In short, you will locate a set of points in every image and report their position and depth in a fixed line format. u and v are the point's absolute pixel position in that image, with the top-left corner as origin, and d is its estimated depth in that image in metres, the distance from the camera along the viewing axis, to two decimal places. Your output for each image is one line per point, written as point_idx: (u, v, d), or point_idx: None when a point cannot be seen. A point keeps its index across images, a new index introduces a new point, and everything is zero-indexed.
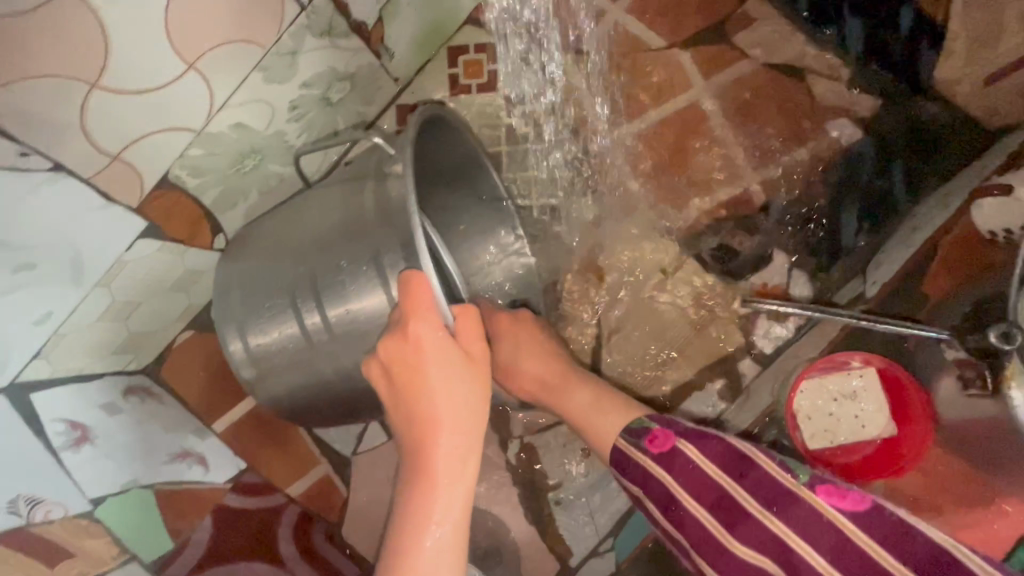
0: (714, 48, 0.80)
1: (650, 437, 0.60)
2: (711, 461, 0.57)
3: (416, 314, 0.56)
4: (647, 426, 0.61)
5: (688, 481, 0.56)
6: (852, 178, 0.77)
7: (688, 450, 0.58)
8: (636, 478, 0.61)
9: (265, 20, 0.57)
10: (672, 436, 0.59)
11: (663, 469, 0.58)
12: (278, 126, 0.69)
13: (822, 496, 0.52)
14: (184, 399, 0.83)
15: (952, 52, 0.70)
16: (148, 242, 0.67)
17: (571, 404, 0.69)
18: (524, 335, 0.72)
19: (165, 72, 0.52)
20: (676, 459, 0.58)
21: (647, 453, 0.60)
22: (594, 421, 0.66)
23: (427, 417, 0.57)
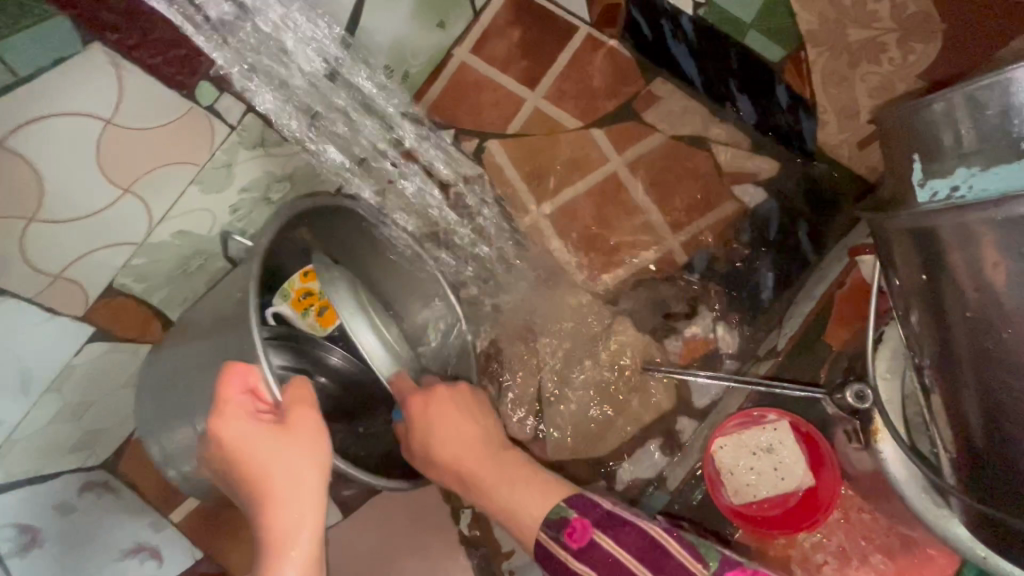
0: (625, 123, 0.85)
1: (569, 531, 0.65)
2: (632, 553, 0.63)
3: (287, 431, 0.57)
4: (567, 517, 0.65)
5: (614, 570, 0.63)
6: (760, 237, 0.84)
7: (612, 545, 0.63)
8: (557, 569, 0.65)
9: (196, 144, 0.62)
10: (588, 529, 0.64)
11: (585, 564, 0.63)
12: (221, 229, 0.74)
13: None
14: (141, 492, 0.84)
15: (827, 122, 0.73)
16: (98, 344, 0.71)
17: (498, 490, 0.68)
18: (452, 412, 0.70)
19: (102, 199, 0.58)
20: (596, 553, 0.63)
21: (567, 547, 0.64)
22: (516, 508, 0.67)
23: (279, 530, 0.55)
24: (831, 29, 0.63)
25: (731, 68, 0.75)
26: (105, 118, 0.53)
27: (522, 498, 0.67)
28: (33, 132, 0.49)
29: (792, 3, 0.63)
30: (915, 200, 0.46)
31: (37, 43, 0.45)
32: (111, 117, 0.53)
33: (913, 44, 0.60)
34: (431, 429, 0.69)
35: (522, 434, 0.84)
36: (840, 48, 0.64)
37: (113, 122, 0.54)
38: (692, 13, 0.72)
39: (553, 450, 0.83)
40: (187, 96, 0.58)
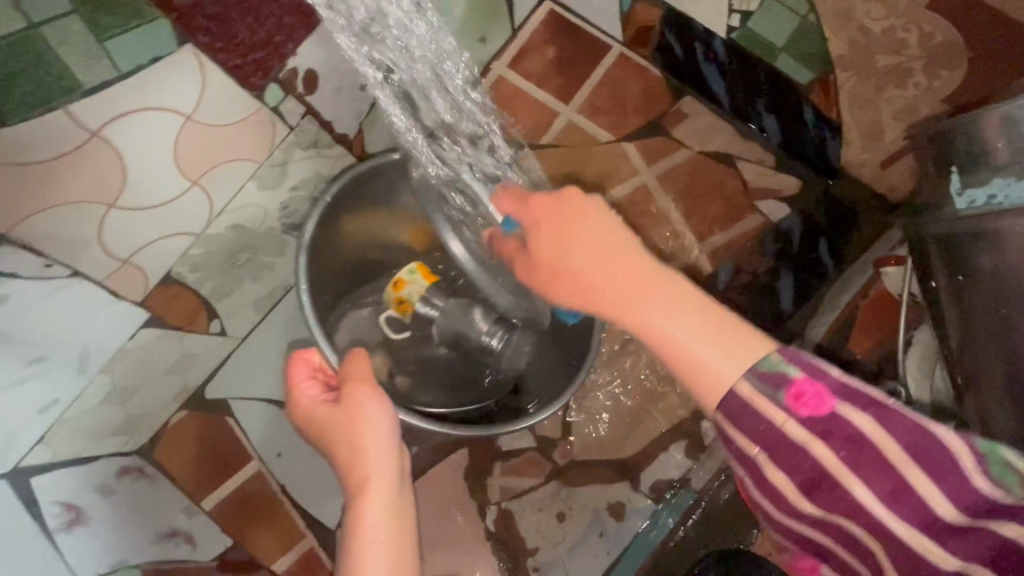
0: (654, 139, 0.90)
1: (794, 394, 0.38)
2: (900, 440, 0.37)
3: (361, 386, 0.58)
4: (786, 374, 0.38)
5: (866, 468, 0.37)
6: (784, 249, 0.87)
7: (862, 423, 0.37)
8: (757, 438, 0.39)
9: (260, 143, 0.66)
10: (827, 393, 0.38)
11: (819, 444, 0.38)
12: (270, 225, 0.77)
13: None
14: (175, 480, 0.86)
15: (850, 144, 0.77)
16: (150, 330, 0.74)
17: (655, 311, 0.43)
18: (571, 211, 0.50)
19: (173, 190, 0.62)
20: (838, 432, 0.37)
21: (791, 412, 0.38)
22: (691, 347, 0.41)
23: (362, 477, 0.54)
24: (861, 55, 0.67)
25: (760, 89, 0.79)
26: (185, 114, 0.56)
27: (704, 334, 0.41)
28: (125, 124, 0.52)
29: (823, 31, 0.67)
30: (955, 207, 0.50)
31: (141, 42, 0.48)
32: (191, 113, 0.57)
33: (939, 70, 0.63)
34: (551, 254, 0.49)
35: (550, 434, 0.86)
36: (867, 73, 0.68)
37: (192, 118, 0.57)
38: (726, 36, 0.75)
39: (580, 449, 0.86)
40: (257, 96, 0.61)
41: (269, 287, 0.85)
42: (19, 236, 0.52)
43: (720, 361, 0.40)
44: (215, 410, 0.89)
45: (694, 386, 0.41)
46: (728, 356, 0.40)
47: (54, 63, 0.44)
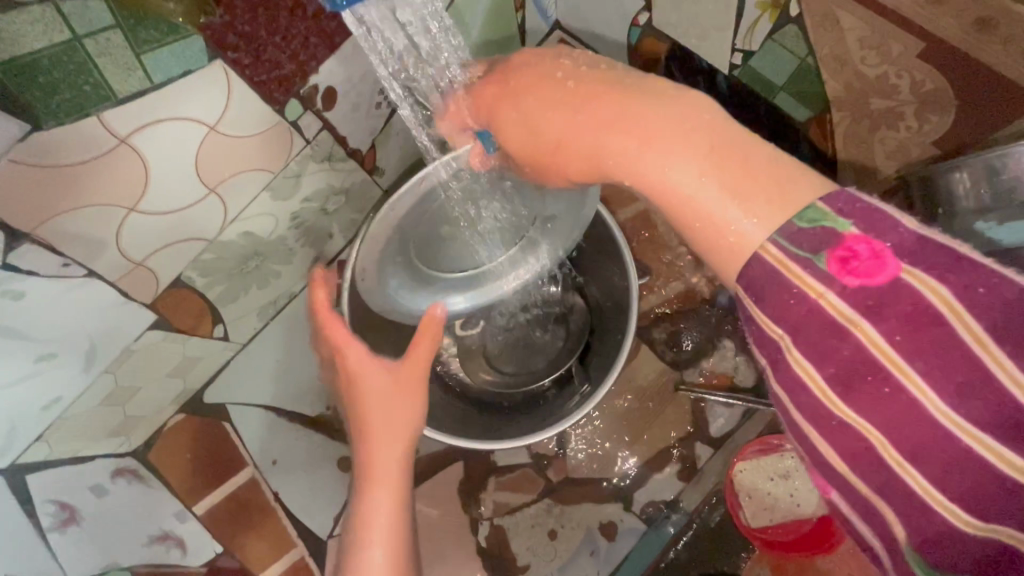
0: None
1: (844, 256, 0.35)
2: (982, 314, 0.33)
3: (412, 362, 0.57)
4: (837, 232, 0.35)
5: (925, 354, 0.33)
6: None
7: (929, 297, 0.33)
8: (798, 319, 0.36)
9: (275, 155, 0.68)
10: (890, 256, 0.34)
11: (868, 322, 0.34)
12: (280, 233, 0.79)
13: None
14: (169, 484, 0.88)
15: (845, 181, 0.77)
16: (156, 333, 0.75)
17: (655, 167, 0.41)
18: (536, 78, 0.46)
19: (191, 196, 0.63)
20: (894, 307, 0.34)
21: (846, 275, 0.35)
22: (697, 193, 0.39)
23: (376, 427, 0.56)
24: (856, 98, 0.68)
25: (759, 126, 0.81)
26: (209, 125, 0.58)
27: (715, 177, 0.38)
28: (151, 132, 0.54)
29: (821, 72, 0.68)
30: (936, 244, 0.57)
31: (176, 57, 0.50)
32: (215, 124, 0.58)
33: (929, 115, 0.63)
34: (533, 132, 0.47)
35: (545, 451, 0.87)
36: (861, 114, 0.69)
37: (215, 129, 0.59)
38: (727, 72, 0.77)
39: (575, 467, 0.86)
40: (278, 111, 0.63)
41: (274, 293, 0.87)
42: (40, 235, 0.54)
43: (750, 217, 0.37)
44: (212, 412, 0.91)
45: (718, 255, 0.39)
46: (756, 215, 0.37)
47: (93, 72, 0.46)
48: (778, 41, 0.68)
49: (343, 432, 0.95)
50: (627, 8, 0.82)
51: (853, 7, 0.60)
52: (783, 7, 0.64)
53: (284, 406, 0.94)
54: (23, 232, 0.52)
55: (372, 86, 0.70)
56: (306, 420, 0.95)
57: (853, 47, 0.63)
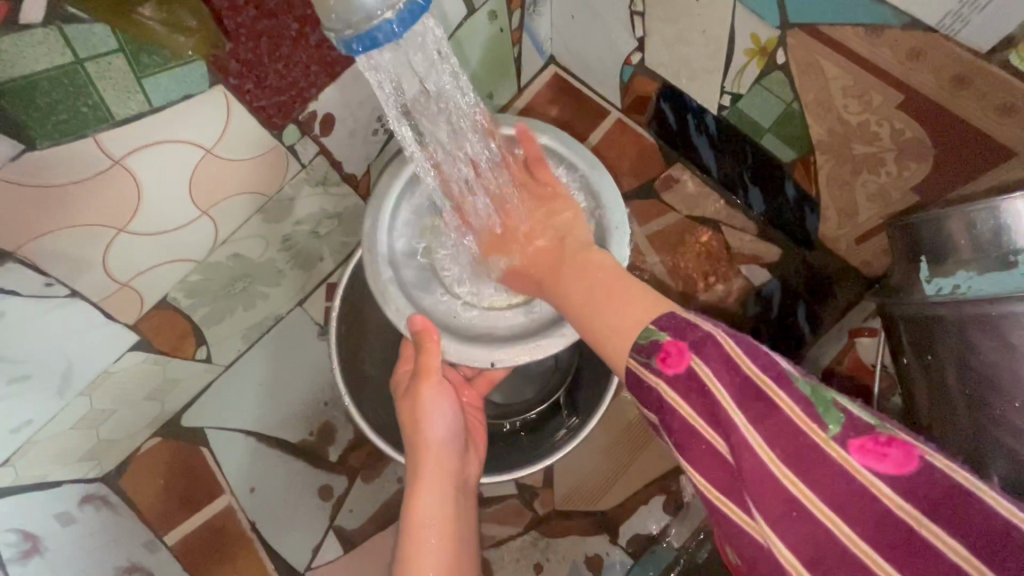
0: (644, 200, 0.96)
1: (659, 355, 0.42)
2: (731, 385, 0.39)
3: (429, 377, 0.61)
4: (657, 340, 0.43)
5: (709, 412, 0.40)
6: (763, 311, 0.91)
7: (702, 373, 0.40)
8: (652, 405, 0.43)
9: (270, 179, 0.68)
10: (684, 349, 0.41)
11: (682, 399, 0.41)
12: (270, 256, 0.78)
13: (864, 450, 0.36)
14: (140, 511, 0.86)
15: (828, 218, 0.81)
16: (137, 354, 0.73)
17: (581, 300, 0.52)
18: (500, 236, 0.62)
19: (182, 218, 0.63)
20: (694, 387, 0.40)
21: (656, 372, 0.42)
22: (609, 319, 0.48)
23: (425, 438, 0.61)
24: (838, 142, 0.70)
25: (746, 162, 0.85)
26: (205, 147, 0.58)
27: (619, 310, 0.47)
28: (147, 153, 0.54)
29: (806, 117, 0.71)
30: (925, 292, 0.53)
31: (177, 81, 0.50)
32: (211, 147, 0.58)
33: (907, 161, 0.66)
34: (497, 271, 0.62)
35: (531, 482, 0.86)
36: (843, 159, 0.72)
37: (212, 151, 0.59)
38: (717, 112, 0.81)
39: (562, 499, 0.86)
40: (275, 135, 0.63)
41: (260, 316, 0.85)
42: (23, 254, 0.52)
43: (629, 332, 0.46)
44: (190, 437, 0.89)
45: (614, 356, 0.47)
46: (632, 320, 0.46)
47: (91, 94, 0.46)
48: (765, 86, 0.70)
49: (326, 459, 0.93)
50: (620, 48, 0.84)
51: (837, 60, 0.61)
52: (770, 56, 0.66)
53: (264, 431, 0.91)
54: (6, 251, 0.51)
55: (368, 114, 0.71)
56: (288, 447, 0.92)
57: (836, 96, 0.65)
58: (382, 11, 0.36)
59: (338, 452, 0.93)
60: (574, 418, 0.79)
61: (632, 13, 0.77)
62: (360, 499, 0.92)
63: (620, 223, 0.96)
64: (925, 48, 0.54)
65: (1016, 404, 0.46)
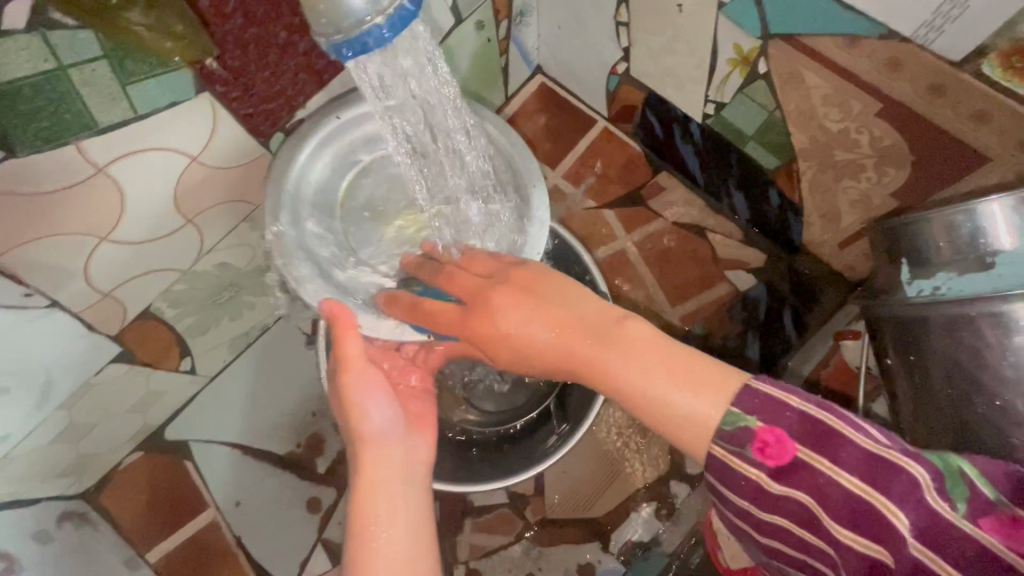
0: (631, 207, 0.97)
1: (759, 446, 0.41)
2: (854, 474, 0.39)
3: (350, 362, 0.56)
4: (748, 427, 0.42)
5: (829, 502, 0.40)
6: (750, 315, 0.92)
7: (818, 467, 0.40)
8: (747, 491, 0.42)
9: (257, 187, 0.67)
10: (788, 440, 0.41)
11: (790, 487, 0.41)
12: (257, 264, 0.77)
13: (994, 532, 0.37)
14: (121, 528, 0.84)
15: (811, 223, 0.82)
16: (119, 366, 0.71)
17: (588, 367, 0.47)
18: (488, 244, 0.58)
19: (167, 226, 0.62)
20: (805, 475, 0.41)
21: (761, 466, 0.41)
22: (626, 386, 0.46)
23: (359, 431, 0.55)
24: (820, 149, 0.72)
25: (730, 169, 0.86)
26: (191, 155, 0.57)
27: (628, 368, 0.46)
28: (131, 161, 0.53)
29: (788, 125, 0.72)
30: (904, 294, 0.54)
31: (163, 88, 0.49)
32: (197, 155, 0.58)
33: (886, 168, 0.67)
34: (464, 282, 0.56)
35: (523, 489, 0.85)
36: (825, 165, 0.73)
37: (198, 159, 0.58)
38: (701, 120, 0.82)
39: (553, 507, 0.85)
40: (262, 143, 0.62)
41: (246, 325, 0.84)
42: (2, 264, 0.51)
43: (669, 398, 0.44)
44: (173, 451, 0.87)
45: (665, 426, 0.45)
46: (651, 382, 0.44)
47: (75, 101, 0.46)
48: (748, 95, 0.72)
49: (314, 471, 0.91)
50: (607, 58, 0.85)
51: (817, 70, 0.62)
52: (752, 65, 0.68)
53: (250, 443, 0.90)
54: None
55: None
56: (275, 459, 0.91)
57: (817, 104, 0.67)
58: (373, 17, 0.37)
59: (327, 463, 0.91)
60: (563, 425, 0.79)
61: (617, 24, 0.78)
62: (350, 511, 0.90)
63: (608, 230, 0.97)
64: (901, 58, 0.55)
65: (999, 403, 0.47)
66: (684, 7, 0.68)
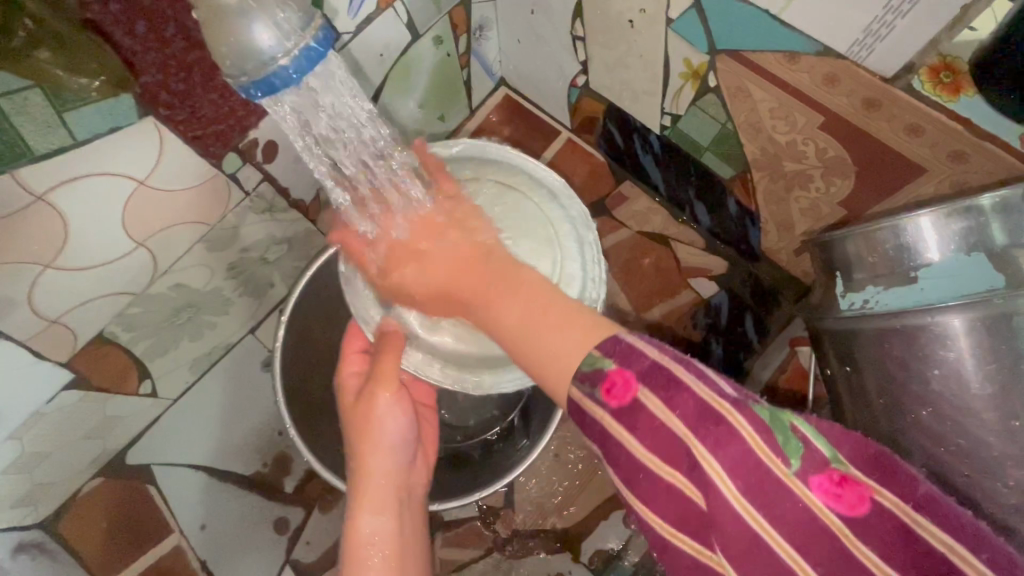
0: (596, 217, 0.98)
1: (608, 387, 0.41)
2: (686, 417, 0.39)
3: (383, 381, 0.58)
4: (604, 369, 0.42)
5: (662, 448, 0.40)
6: (712, 321, 0.94)
7: (656, 410, 0.40)
8: (595, 436, 0.43)
9: (211, 207, 0.66)
10: (632, 381, 0.41)
11: (627, 433, 0.41)
12: (215, 285, 0.76)
13: (813, 490, 0.37)
14: (83, 556, 0.83)
15: (768, 232, 0.84)
16: (72, 394, 0.70)
17: (490, 306, 0.50)
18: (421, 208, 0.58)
19: (115, 251, 0.61)
20: (641, 418, 0.40)
21: (604, 407, 0.41)
22: (506, 327, 0.48)
23: (364, 444, 0.58)
24: (771, 159, 0.73)
25: (689, 179, 0.87)
26: (138, 179, 0.56)
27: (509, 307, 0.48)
28: (73, 188, 0.52)
29: (740, 137, 0.73)
30: (839, 307, 0.55)
31: (101, 114, 0.48)
32: (145, 179, 0.57)
33: (833, 178, 0.69)
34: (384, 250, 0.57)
35: (492, 500, 0.86)
36: (777, 175, 0.75)
37: (145, 183, 0.57)
38: (659, 132, 0.83)
39: (524, 519, 0.85)
40: (213, 165, 0.62)
41: (206, 347, 0.83)
42: None
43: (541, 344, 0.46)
44: (134, 475, 0.85)
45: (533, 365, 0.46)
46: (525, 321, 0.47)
47: (7, 129, 0.45)
48: (701, 108, 0.73)
49: (282, 491, 0.91)
50: (566, 71, 0.86)
51: (763, 84, 0.64)
52: (702, 79, 0.69)
53: (216, 465, 0.89)
54: None
55: None
56: (241, 480, 0.90)
57: (765, 117, 0.68)
58: (279, 57, 0.37)
59: (295, 482, 0.91)
60: (526, 439, 0.78)
61: (573, 38, 0.79)
62: (318, 529, 0.90)
63: None
64: (839, 74, 0.57)
65: (926, 411, 0.49)
66: (634, 22, 0.69)
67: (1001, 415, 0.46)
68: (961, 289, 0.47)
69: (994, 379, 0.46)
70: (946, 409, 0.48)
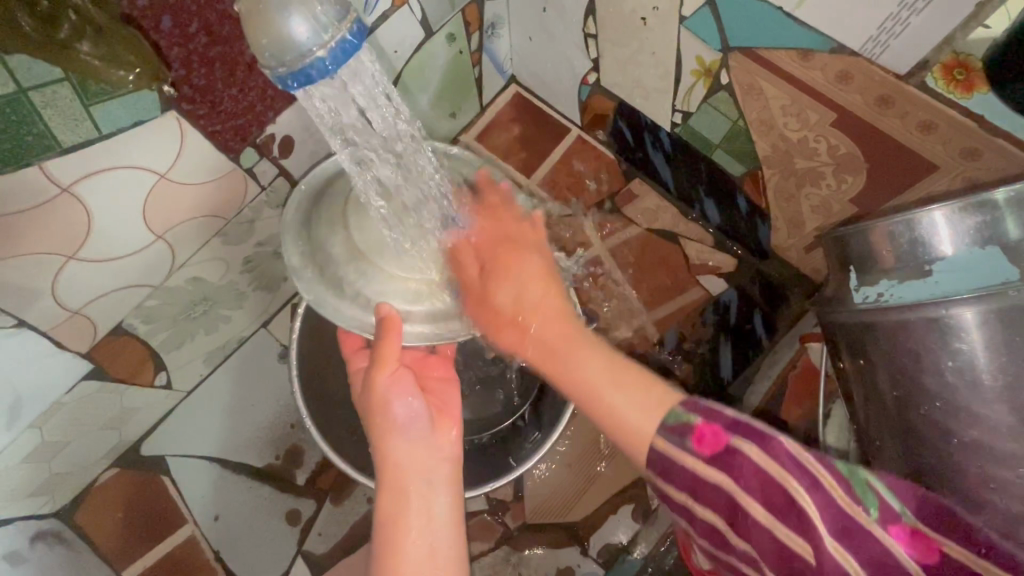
0: (606, 214, 0.98)
1: (698, 436, 0.44)
2: (780, 467, 0.41)
3: (384, 365, 0.58)
4: (690, 423, 0.45)
5: (759, 494, 0.41)
6: (722, 319, 0.95)
7: (750, 459, 0.42)
8: (682, 480, 0.45)
9: (228, 201, 0.67)
10: (723, 432, 0.44)
11: (720, 476, 0.43)
12: (230, 278, 0.77)
13: (896, 535, 0.39)
14: (98, 544, 0.84)
15: (778, 229, 0.85)
16: (90, 384, 0.71)
17: (567, 360, 0.54)
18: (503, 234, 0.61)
19: (135, 243, 0.62)
20: (735, 464, 0.42)
21: (696, 456, 0.44)
22: (589, 382, 0.51)
23: (380, 426, 0.58)
24: (783, 156, 0.73)
25: (700, 177, 0.88)
26: (159, 172, 0.57)
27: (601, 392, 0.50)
28: (97, 180, 0.53)
29: (752, 134, 0.74)
30: (853, 301, 0.56)
31: (126, 108, 0.49)
32: (165, 172, 0.58)
33: (845, 175, 0.69)
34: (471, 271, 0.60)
35: (502, 495, 0.86)
36: (788, 172, 0.75)
37: (166, 176, 0.58)
38: (670, 129, 0.84)
39: (533, 513, 0.86)
40: (232, 159, 0.62)
41: (220, 340, 0.84)
42: None
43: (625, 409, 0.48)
44: (149, 466, 0.86)
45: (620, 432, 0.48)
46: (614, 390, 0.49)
47: (36, 123, 0.46)
48: (713, 105, 0.74)
49: (294, 484, 0.91)
50: (577, 68, 0.87)
51: (776, 81, 0.64)
52: (715, 76, 0.69)
53: (228, 457, 0.89)
54: None
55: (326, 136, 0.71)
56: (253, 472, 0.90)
57: (778, 114, 0.68)
58: (316, 48, 0.38)
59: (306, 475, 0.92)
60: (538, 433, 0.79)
61: (585, 36, 0.80)
62: (329, 522, 0.91)
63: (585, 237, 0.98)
64: (853, 70, 0.58)
65: (938, 404, 0.49)
66: (647, 19, 0.69)
67: (1013, 407, 0.46)
68: (975, 282, 0.48)
69: (1007, 371, 0.46)
70: (958, 401, 0.48)
